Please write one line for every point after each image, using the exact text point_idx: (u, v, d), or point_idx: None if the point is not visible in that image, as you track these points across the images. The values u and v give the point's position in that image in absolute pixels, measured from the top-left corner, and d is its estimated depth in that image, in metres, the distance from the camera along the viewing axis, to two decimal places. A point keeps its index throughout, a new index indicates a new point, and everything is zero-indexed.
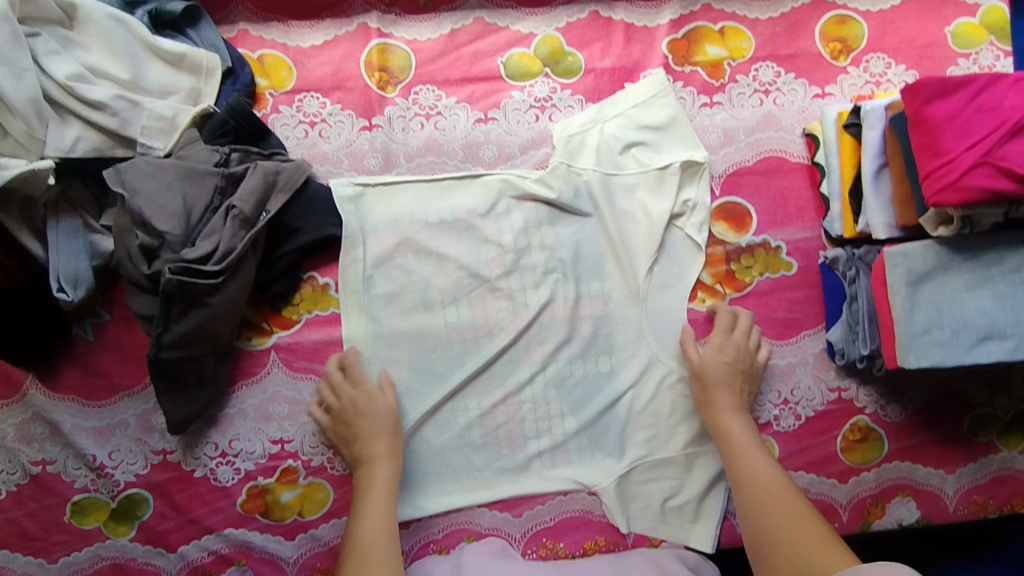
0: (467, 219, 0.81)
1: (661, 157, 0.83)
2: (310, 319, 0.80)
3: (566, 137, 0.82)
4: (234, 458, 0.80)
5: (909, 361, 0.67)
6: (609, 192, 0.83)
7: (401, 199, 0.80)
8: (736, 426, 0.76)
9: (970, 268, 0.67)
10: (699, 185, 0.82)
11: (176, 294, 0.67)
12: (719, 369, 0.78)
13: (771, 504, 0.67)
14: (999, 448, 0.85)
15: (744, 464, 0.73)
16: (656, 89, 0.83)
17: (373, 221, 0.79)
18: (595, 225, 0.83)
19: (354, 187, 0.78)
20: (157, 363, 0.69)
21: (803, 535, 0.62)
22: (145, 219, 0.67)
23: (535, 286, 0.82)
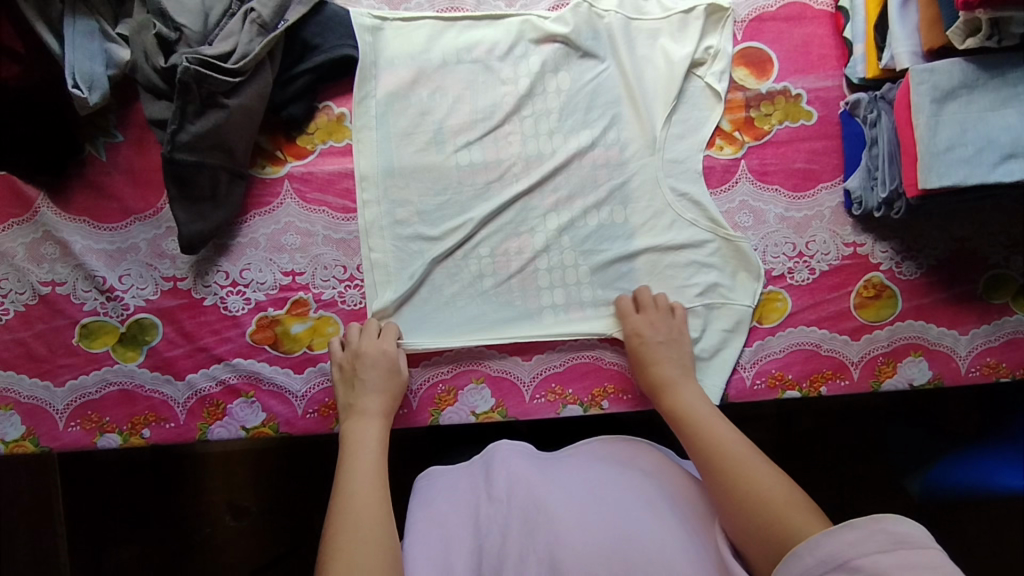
0: (486, 60, 0.81)
1: (685, 2, 0.83)
2: (324, 150, 0.79)
3: None
4: (245, 288, 0.79)
5: (932, 181, 0.66)
6: (631, 35, 0.83)
7: (420, 35, 0.81)
8: (689, 394, 0.73)
9: (996, 87, 0.66)
10: (722, 33, 0.82)
11: (192, 87, 0.67)
12: (653, 346, 0.76)
13: (734, 474, 0.64)
14: (1014, 310, 0.83)
15: (702, 430, 0.69)
16: None
17: (388, 55, 0.79)
18: (612, 70, 0.82)
19: (374, 19, 0.79)
20: (171, 164, 0.69)
21: (769, 507, 0.60)
22: (163, 10, 0.67)
23: (550, 127, 0.81)
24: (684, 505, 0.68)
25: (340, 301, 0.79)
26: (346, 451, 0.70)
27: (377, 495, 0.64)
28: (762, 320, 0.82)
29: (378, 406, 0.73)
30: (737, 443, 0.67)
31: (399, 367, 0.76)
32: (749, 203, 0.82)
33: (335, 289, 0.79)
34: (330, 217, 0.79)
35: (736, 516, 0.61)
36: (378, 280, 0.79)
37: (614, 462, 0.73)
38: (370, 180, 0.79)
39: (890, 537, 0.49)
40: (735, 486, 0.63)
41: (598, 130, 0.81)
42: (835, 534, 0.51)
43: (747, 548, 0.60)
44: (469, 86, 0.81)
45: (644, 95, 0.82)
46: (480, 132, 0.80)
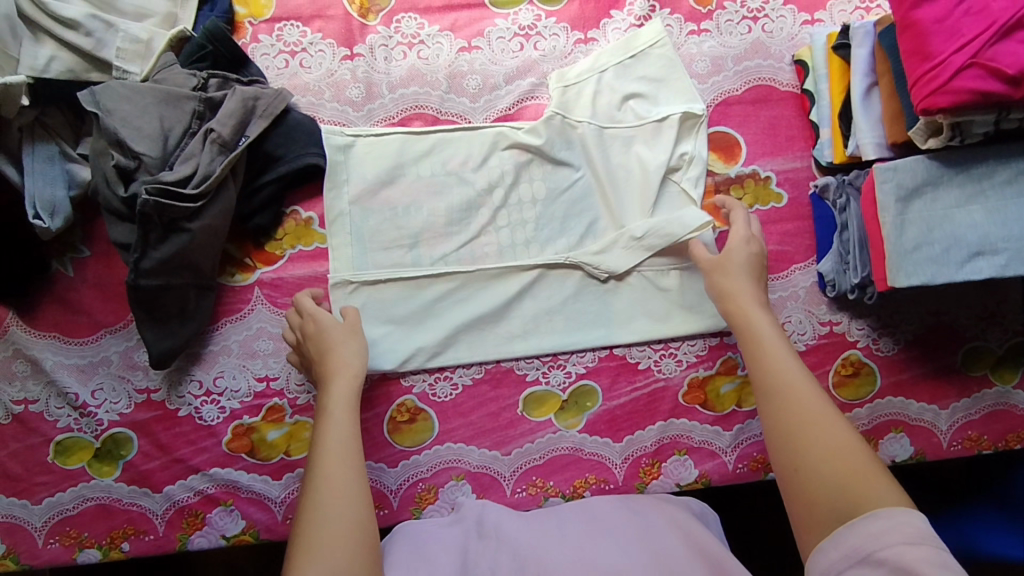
0: (458, 168, 0.79)
1: (658, 110, 0.80)
2: (293, 255, 0.78)
3: (563, 87, 0.80)
4: (219, 396, 0.78)
5: (900, 280, 0.65)
6: (604, 145, 0.80)
7: (388, 150, 0.78)
8: (760, 320, 0.67)
9: (961, 182, 0.66)
10: (696, 139, 0.80)
11: (154, 217, 0.66)
12: (739, 265, 0.73)
13: (803, 416, 0.58)
14: (993, 382, 0.83)
15: (764, 364, 0.63)
16: (655, 38, 0.81)
17: (361, 173, 0.77)
18: (587, 177, 0.81)
19: (345, 137, 0.77)
20: (137, 290, 0.68)
21: (843, 461, 0.54)
22: (120, 139, 0.66)
23: (524, 231, 0.80)
24: (673, 533, 0.69)
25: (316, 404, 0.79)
26: (321, 416, 0.66)
27: (345, 482, 0.61)
28: (741, 403, 0.82)
29: (348, 364, 0.70)
30: (805, 383, 0.60)
31: (358, 328, 0.73)
32: None
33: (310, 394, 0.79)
34: None
35: (802, 460, 0.56)
36: None
37: (606, 508, 0.74)
38: (343, 289, 0.77)
39: (915, 531, 0.47)
40: (805, 430, 0.57)
41: (574, 239, 0.81)
42: (870, 519, 0.49)
43: (804, 496, 0.54)
44: (436, 195, 0.79)
45: (619, 198, 0.81)
46: (455, 245, 0.79)
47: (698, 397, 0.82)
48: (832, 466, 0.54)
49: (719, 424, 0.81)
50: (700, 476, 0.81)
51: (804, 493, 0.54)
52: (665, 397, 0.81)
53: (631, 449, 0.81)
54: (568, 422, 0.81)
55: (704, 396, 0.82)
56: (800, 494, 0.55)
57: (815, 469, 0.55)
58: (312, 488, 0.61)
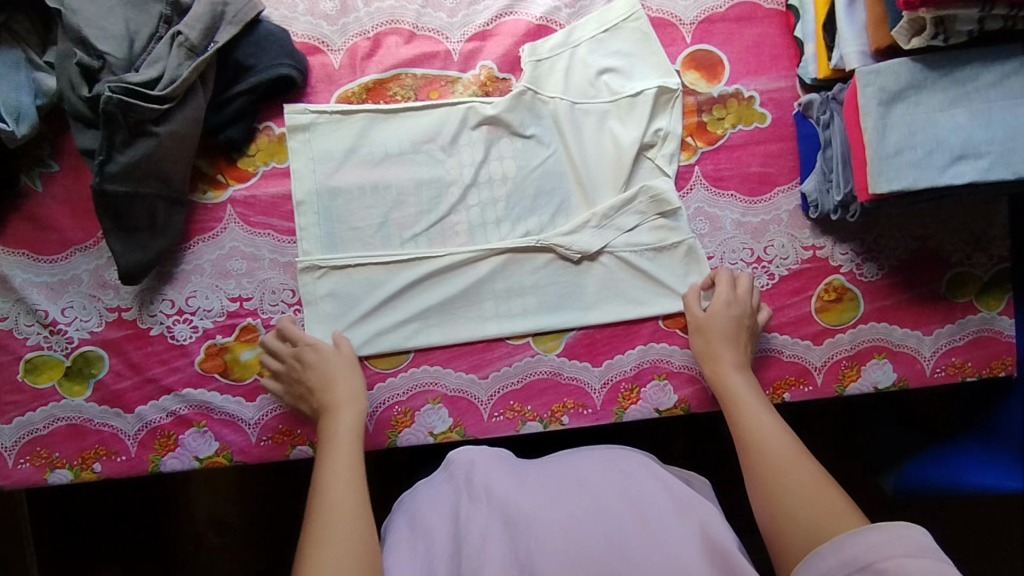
0: (436, 88, 0.78)
1: (633, 85, 0.78)
2: (266, 172, 0.77)
3: (534, 61, 0.77)
4: (192, 316, 0.77)
5: (881, 186, 0.64)
6: (577, 121, 0.78)
7: (350, 131, 0.77)
8: (739, 385, 0.70)
9: (945, 86, 0.64)
10: (671, 115, 0.79)
11: (118, 117, 0.65)
12: (721, 325, 0.74)
13: (778, 469, 0.60)
14: (979, 308, 0.82)
15: (744, 425, 0.66)
16: (627, 13, 0.78)
17: (325, 151, 0.77)
18: (559, 155, 0.79)
19: (308, 115, 0.76)
20: (102, 196, 0.67)
21: (818, 506, 0.55)
22: (83, 37, 0.64)
23: (503, 154, 0.79)
24: (667, 501, 0.62)
25: (290, 325, 0.78)
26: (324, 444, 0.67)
27: (345, 496, 0.60)
28: None
29: (342, 393, 0.71)
30: (782, 441, 0.62)
31: (349, 364, 0.74)
32: (703, 211, 0.80)
33: (284, 314, 0.78)
34: (276, 240, 0.77)
35: (781, 508, 0.57)
36: (330, 303, 0.77)
37: (596, 463, 0.67)
38: (312, 274, 0.77)
39: (915, 543, 0.46)
40: (779, 481, 0.59)
41: (547, 216, 0.79)
42: (860, 534, 0.48)
43: (785, 543, 0.55)
44: (411, 116, 0.77)
45: (592, 176, 0.79)
46: (427, 224, 0.78)
47: (679, 321, 0.81)
48: (807, 509, 0.55)
49: None
50: (680, 402, 0.80)
51: (784, 542, 0.55)
52: (645, 321, 0.81)
53: (610, 373, 0.80)
54: (546, 345, 0.80)
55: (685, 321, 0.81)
56: (782, 541, 0.55)
57: (792, 517, 0.56)
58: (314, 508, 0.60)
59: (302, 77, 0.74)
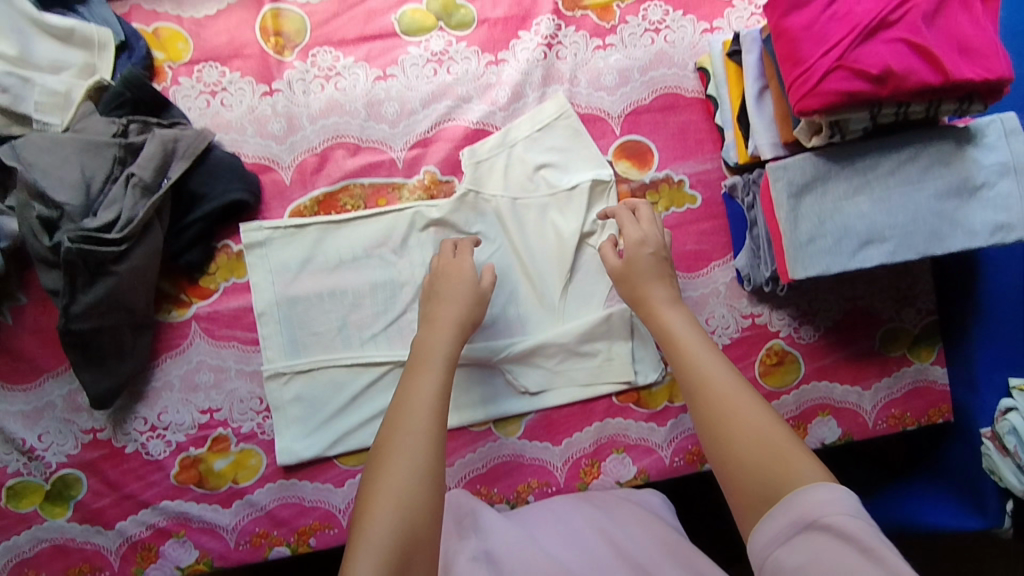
0: (384, 196, 0.82)
1: (569, 178, 0.82)
2: (227, 288, 0.81)
3: (474, 163, 0.81)
4: (164, 431, 0.80)
5: (799, 273, 0.69)
6: (519, 216, 0.82)
7: (305, 242, 0.81)
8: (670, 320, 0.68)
9: (848, 177, 0.69)
10: (608, 203, 0.83)
11: (79, 263, 0.68)
12: (643, 261, 0.72)
13: (721, 411, 0.58)
14: (912, 360, 0.87)
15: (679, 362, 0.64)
16: (557, 112, 0.82)
17: (281, 263, 0.80)
18: (505, 247, 0.83)
19: (262, 232, 0.80)
20: (69, 334, 0.70)
21: (765, 443, 0.54)
22: (41, 191, 0.68)
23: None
24: (645, 538, 0.69)
25: (259, 432, 0.81)
26: (413, 369, 0.66)
27: (421, 431, 0.59)
28: (672, 398, 0.85)
29: (453, 316, 0.70)
30: (718, 377, 0.60)
31: (485, 293, 0.73)
32: None
33: (253, 421, 0.81)
34: (241, 350, 0.81)
35: (728, 448, 0.56)
36: (298, 407, 0.81)
37: (566, 504, 0.75)
38: (277, 381, 0.81)
39: (855, 505, 0.48)
40: (722, 422, 0.57)
41: (499, 307, 0.83)
42: (807, 493, 0.49)
43: (732, 486, 0.55)
44: (362, 223, 0.81)
45: (538, 268, 0.83)
46: (384, 325, 0.82)
47: (631, 396, 0.85)
48: (749, 448, 0.54)
49: (653, 420, 0.85)
50: (639, 472, 0.84)
51: (731, 487, 0.55)
52: (599, 398, 0.85)
53: (570, 451, 0.84)
54: (507, 429, 0.84)
55: (637, 395, 0.85)
56: (732, 485, 0.55)
57: (738, 457, 0.55)
58: (383, 446, 0.59)
59: (255, 199, 0.78)
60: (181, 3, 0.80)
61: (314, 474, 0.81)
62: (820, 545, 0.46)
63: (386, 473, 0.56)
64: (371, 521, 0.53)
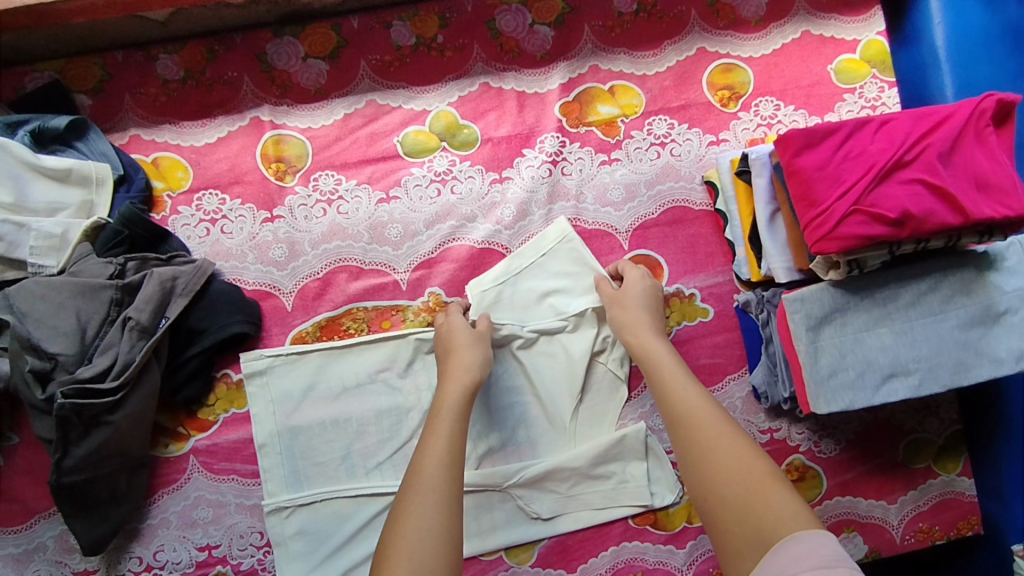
0: (388, 318, 0.80)
1: (576, 303, 0.80)
2: (226, 418, 0.78)
3: (481, 294, 0.79)
4: (161, 570, 0.77)
5: (821, 407, 0.67)
6: (528, 342, 0.80)
7: (308, 369, 0.78)
8: (661, 354, 0.68)
9: (867, 307, 0.67)
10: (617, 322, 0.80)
11: (72, 418, 0.65)
12: (634, 292, 0.75)
13: (710, 448, 0.57)
14: (937, 472, 0.84)
15: (670, 397, 0.63)
16: (560, 237, 0.80)
17: (282, 392, 0.78)
18: (511, 368, 0.80)
19: (263, 360, 0.77)
20: (61, 489, 0.67)
21: (750, 482, 0.54)
22: (33, 342, 0.66)
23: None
24: None
25: (260, 568, 0.78)
26: (433, 413, 0.64)
27: (435, 476, 0.57)
28: (691, 518, 0.82)
29: (467, 363, 0.69)
30: (710, 413, 0.60)
31: (486, 334, 0.74)
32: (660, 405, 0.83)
33: (253, 557, 0.78)
34: (240, 483, 0.78)
35: (712, 487, 0.55)
36: (300, 542, 0.77)
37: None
38: (278, 515, 0.77)
39: (827, 556, 0.44)
40: (710, 459, 0.56)
41: (508, 429, 0.80)
42: (785, 542, 0.47)
43: (717, 524, 0.53)
44: (367, 350, 0.79)
45: (548, 389, 0.80)
46: (389, 453, 0.79)
47: (648, 518, 0.82)
48: (738, 488, 0.53)
49: (672, 542, 0.81)
50: None
51: (717, 524, 0.53)
52: (615, 520, 0.81)
53: None
54: (519, 557, 0.80)
55: (654, 517, 0.82)
56: (717, 526, 0.53)
57: (724, 497, 0.54)
58: (401, 493, 0.56)
59: (256, 329, 0.76)
60: (182, 132, 0.79)
61: None
62: None
63: (410, 520, 0.53)
64: (393, 570, 0.49)
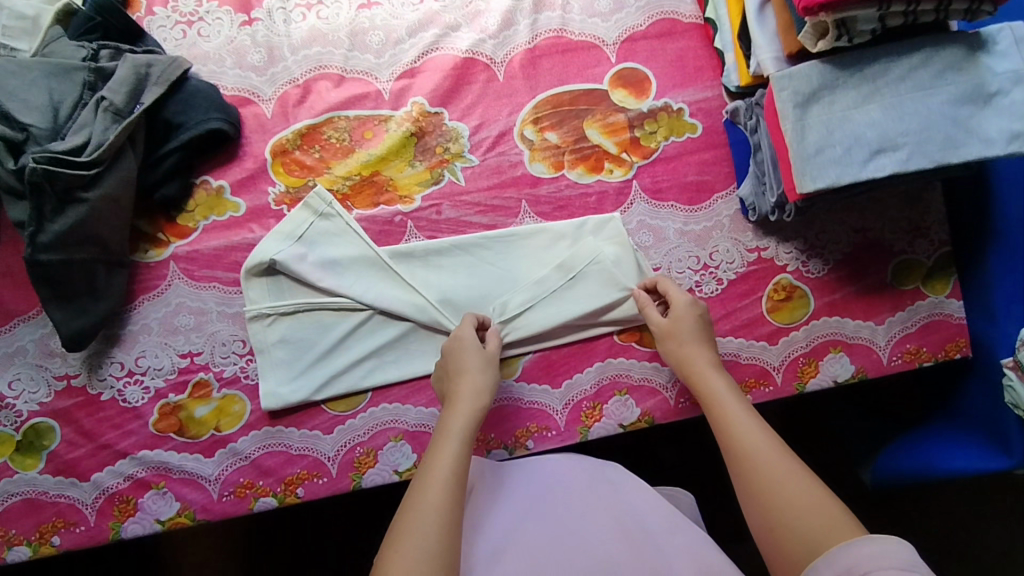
0: (371, 128, 0.79)
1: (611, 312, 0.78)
2: (207, 226, 0.77)
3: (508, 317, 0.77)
4: (143, 376, 0.76)
5: (807, 185, 0.66)
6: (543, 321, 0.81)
7: (351, 245, 0.77)
8: (717, 385, 0.66)
9: (856, 84, 0.66)
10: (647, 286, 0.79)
11: (45, 186, 0.65)
12: (689, 326, 0.72)
13: (770, 476, 0.56)
14: (926, 294, 0.83)
15: (729, 427, 0.62)
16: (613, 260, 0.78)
17: (323, 242, 0.77)
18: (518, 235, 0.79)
19: (327, 207, 0.77)
20: (36, 266, 0.67)
21: (814, 511, 0.52)
22: (6, 111, 0.65)
23: (445, 189, 0.80)
24: (653, 518, 0.65)
25: (243, 376, 0.77)
26: (438, 434, 0.62)
27: (446, 504, 0.54)
28: None
29: (475, 386, 0.66)
30: (762, 438, 0.59)
31: (494, 356, 0.71)
32: (644, 223, 0.81)
33: (236, 365, 0.77)
34: (222, 291, 0.77)
35: (779, 516, 0.53)
36: (283, 350, 0.77)
37: (580, 479, 0.70)
38: (260, 322, 0.77)
39: (904, 558, 0.44)
40: (769, 487, 0.55)
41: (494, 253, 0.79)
42: (853, 545, 0.47)
43: (779, 555, 0.52)
44: (390, 280, 0.77)
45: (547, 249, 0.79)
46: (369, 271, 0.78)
47: (634, 334, 0.80)
48: (803, 517, 0.52)
49: (658, 358, 0.79)
50: (643, 414, 0.79)
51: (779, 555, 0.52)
52: (600, 337, 0.80)
53: (571, 393, 0.79)
54: (505, 370, 0.79)
55: (640, 333, 0.80)
56: (778, 550, 0.52)
57: (789, 523, 0.52)
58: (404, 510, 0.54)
59: (234, 129, 0.75)
60: None
61: (301, 421, 0.77)
62: None
63: (406, 534, 0.51)
64: None
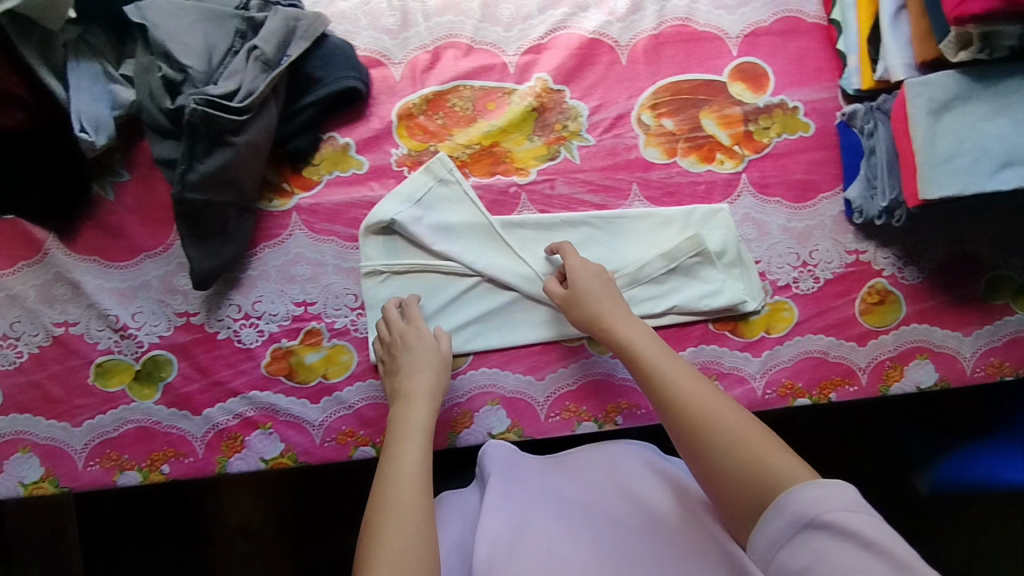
0: (494, 99, 0.82)
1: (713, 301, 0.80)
2: (331, 180, 0.80)
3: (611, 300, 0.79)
4: (258, 320, 0.79)
5: (931, 191, 0.67)
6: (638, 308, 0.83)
7: (462, 212, 0.80)
8: (635, 336, 0.66)
9: (990, 97, 0.68)
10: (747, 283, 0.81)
11: (201, 128, 0.68)
12: (589, 289, 0.72)
13: (696, 426, 0.56)
14: (1015, 310, 0.85)
15: (647, 377, 0.62)
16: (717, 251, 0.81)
17: (438, 205, 0.80)
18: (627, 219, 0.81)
19: (450, 175, 0.80)
20: (182, 203, 0.69)
21: (737, 456, 0.53)
22: (168, 52, 0.68)
23: (560, 165, 0.82)
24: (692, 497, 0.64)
25: (353, 329, 0.80)
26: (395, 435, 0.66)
27: (413, 503, 0.58)
28: (770, 329, 0.82)
29: (425, 387, 0.71)
30: (684, 386, 0.59)
31: (445, 356, 0.75)
32: (750, 214, 0.83)
33: (347, 318, 0.80)
34: (340, 246, 0.80)
35: (714, 464, 0.54)
36: None
37: (634, 454, 0.71)
38: (374, 279, 0.79)
39: (851, 499, 0.46)
40: (703, 435, 0.55)
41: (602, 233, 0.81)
42: (802, 489, 0.47)
43: (718, 497, 0.54)
44: (496, 249, 0.80)
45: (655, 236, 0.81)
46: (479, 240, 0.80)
47: (727, 324, 0.81)
48: (733, 463, 0.53)
49: (750, 349, 0.81)
50: None
51: (721, 498, 0.53)
52: (694, 324, 0.81)
53: None
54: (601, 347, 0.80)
55: (734, 323, 0.81)
56: (718, 495, 0.54)
57: (722, 471, 0.53)
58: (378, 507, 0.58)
59: (366, 88, 0.78)
60: None
61: None
62: (828, 545, 0.45)
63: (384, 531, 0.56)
64: None
